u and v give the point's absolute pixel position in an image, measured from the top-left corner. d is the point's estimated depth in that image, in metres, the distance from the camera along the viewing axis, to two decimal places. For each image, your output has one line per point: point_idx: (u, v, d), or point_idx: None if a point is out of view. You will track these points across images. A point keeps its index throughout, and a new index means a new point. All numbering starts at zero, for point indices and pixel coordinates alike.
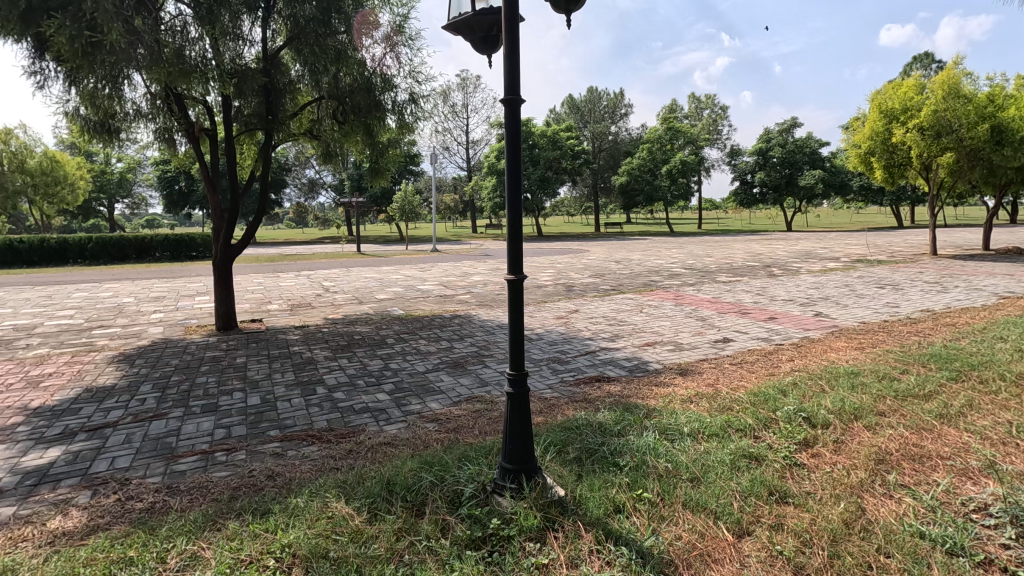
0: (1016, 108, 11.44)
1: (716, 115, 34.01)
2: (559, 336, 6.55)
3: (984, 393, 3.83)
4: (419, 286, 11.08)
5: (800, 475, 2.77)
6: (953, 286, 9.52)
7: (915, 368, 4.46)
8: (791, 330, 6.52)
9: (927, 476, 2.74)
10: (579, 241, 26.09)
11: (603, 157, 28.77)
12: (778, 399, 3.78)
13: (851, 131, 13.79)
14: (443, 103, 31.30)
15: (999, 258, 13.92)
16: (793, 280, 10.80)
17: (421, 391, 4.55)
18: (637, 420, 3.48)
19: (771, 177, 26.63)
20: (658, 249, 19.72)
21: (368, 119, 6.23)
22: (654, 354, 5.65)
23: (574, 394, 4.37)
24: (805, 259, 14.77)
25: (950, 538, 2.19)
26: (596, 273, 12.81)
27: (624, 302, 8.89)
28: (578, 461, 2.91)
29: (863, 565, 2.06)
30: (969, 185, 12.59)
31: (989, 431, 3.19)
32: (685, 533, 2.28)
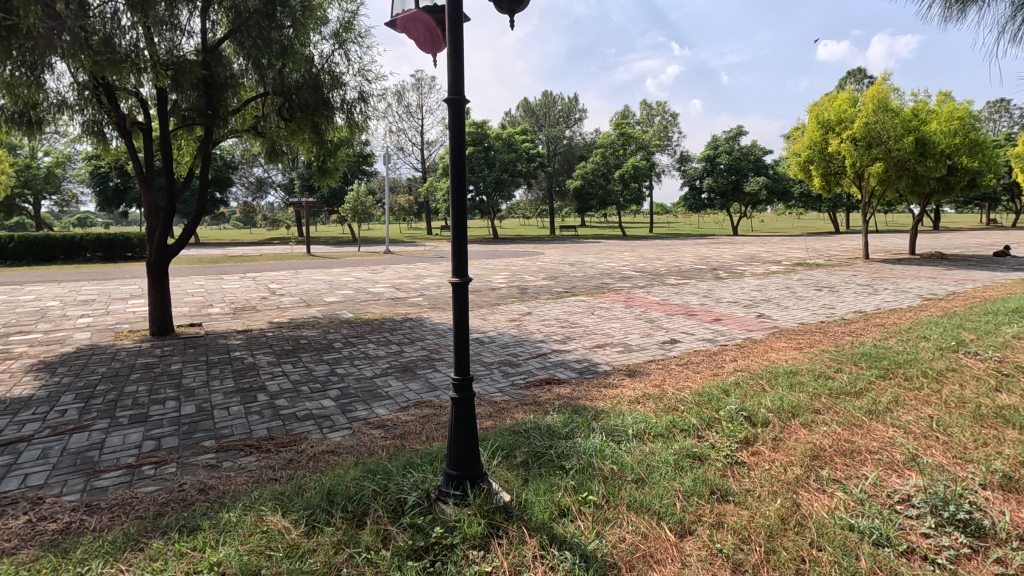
0: (938, 122, 12.22)
1: (666, 122, 35.08)
2: (512, 338, 6.54)
3: (909, 389, 4.05)
4: (371, 289, 10.86)
5: (740, 473, 2.83)
6: (883, 289, 10.09)
7: (847, 367, 4.67)
8: (734, 331, 6.73)
9: (857, 470, 2.86)
10: (533, 244, 26.30)
11: (558, 159, 29.31)
12: (720, 399, 3.88)
13: (791, 140, 14.45)
14: (398, 103, 30.92)
15: (923, 261, 14.86)
16: (738, 283, 11.22)
17: (368, 396, 4.43)
18: (584, 422, 3.49)
19: (718, 184, 27.67)
20: (611, 252, 20.10)
21: (315, 117, 6.01)
22: (604, 356, 5.72)
23: (524, 397, 4.35)
24: (749, 262, 15.40)
25: (876, 529, 2.28)
26: (551, 275, 12.91)
27: (576, 304, 8.99)
28: (524, 465, 2.88)
29: (797, 559, 2.11)
30: (897, 193, 13.37)
31: (913, 425, 3.37)
32: (628, 534, 2.29)
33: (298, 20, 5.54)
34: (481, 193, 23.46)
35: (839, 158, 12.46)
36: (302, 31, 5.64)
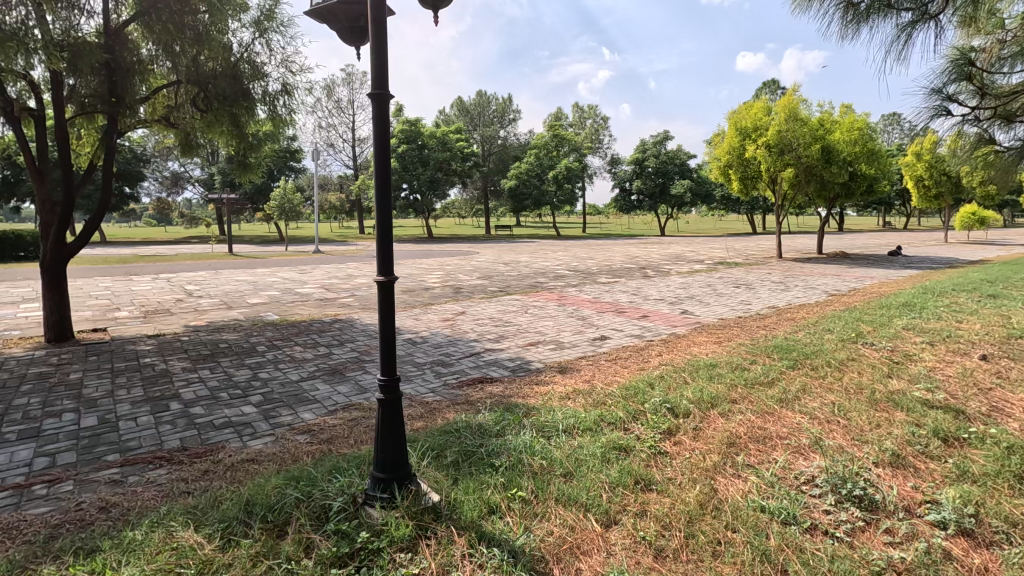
0: (841, 132, 13.28)
1: (598, 125, 36.05)
2: (445, 338, 6.49)
3: (815, 378, 4.37)
4: (298, 289, 10.43)
5: (663, 462, 2.95)
6: (794, 285, 10.85)
7: (761, 358, 4.98)
8: (660, 327, 7.00)
9: (768, 455, 3.06)
10: (468, 243, 26.19)
11: (493, 160, 29.28)
12: (645, 393, 4.03)
13: (713, 145, 15.25)
14: (328, 98, 29.92)
15: (828, 260, 16.13)
16: (664, 281, 11.68)
17: (293, 401, 4.25)
18: (515, 420, 3.52)
19: (646, 186, 28.78)
20: (545, 251, 20.39)
21: (233, 109, 5.67)
22: (536, 354, 5.78)
23: (456, 397, 4.32)
24: (674, 261, 16.12)
25: (784, 509, 2.44)
26: (485, 275, 12.93)
27: (510, 303, 9.05)
28: (455, 464, 2.86)
29: (714, 541, 2.23)
30: (806, 197, 14.40)
31: (818, 411, 3.65)
32: (557, 528, 2.33)
33: (214, 6, 5.22)
34: (415, 192, 23.09)
35: (755, 164, 13.29)
36: (219, 18, 5.32)
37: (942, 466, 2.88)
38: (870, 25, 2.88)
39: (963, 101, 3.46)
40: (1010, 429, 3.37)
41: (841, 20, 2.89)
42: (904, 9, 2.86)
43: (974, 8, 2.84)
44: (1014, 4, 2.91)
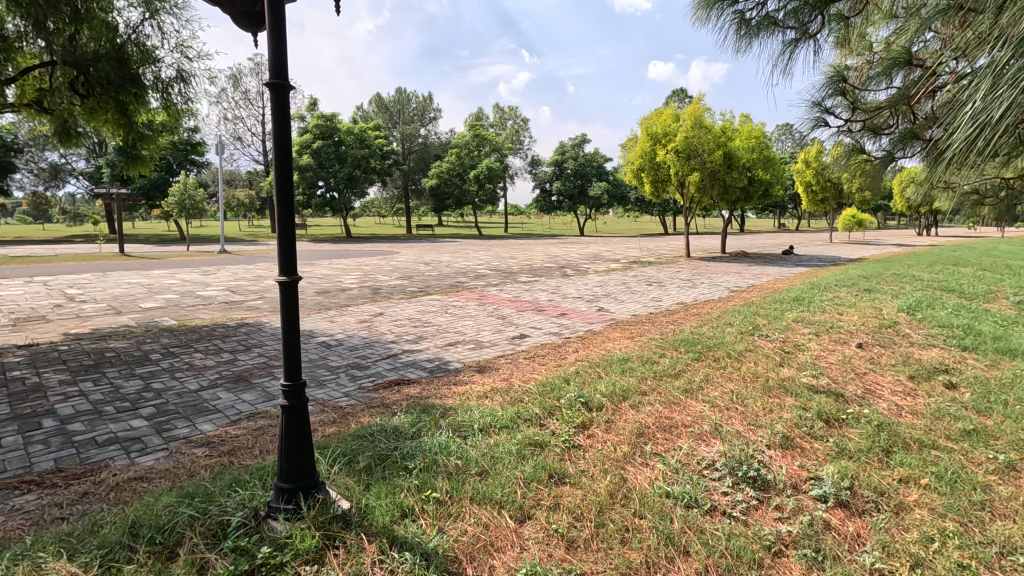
0: (740, 140, 14.29)
1: (518, 126, 36.46)
2: (361, 340, 6.28)
3: (717, 368, 4.66)
4: (200, 292, 9.70)
5: (576, 455, 3.02)
6: (700, 283, 11.53)
7: (669, 352, 5.24)
8: (577, 325, 7.19)
9: (674, 442, 3.22)
10: (388, 243, 25.57)
11: (413, 159, 28.82)
12: (561, 388, 4.12)
13: (626, 148, 15.86)
14: (234, 89, 28.09)
15: (731, 259, 17.32)
16: (581, 279, 12.02)
17: (191, 412, 3.93)
18: (431, 421, 3.47)
19: (566, 187, 29.48)
20: (467, 251, 20.40)
21: (120, 95, 5.12)
22: (455, 353, 5.74)
23: (372, 400, 4.19)
24: (592, 260, 16.64)
25: (687, 493, 2.58)
26: (405, 275, 12.67)
27: (430, 303, 8.92)
28: (367, 469, 2.76)
29: (622, 529, 2.31)
30: (711, 199, 15.37)
31: (719, 399, 3.90)
32: (470, 527, 2.32)
33: None
34: (332, 190, 22.18)
35: (664, 167, 14.01)
36: None
37: (824, 444, 3.18)
38: (760, 41, 3.10)
39: (838, 114, 3.84)
40: (879, 408, 3.79)
41: (735, 34, 3.11)
42: (788, 27, 3.09)
43: (846, 30, 3.16)
44: (880, 30, 3.26)
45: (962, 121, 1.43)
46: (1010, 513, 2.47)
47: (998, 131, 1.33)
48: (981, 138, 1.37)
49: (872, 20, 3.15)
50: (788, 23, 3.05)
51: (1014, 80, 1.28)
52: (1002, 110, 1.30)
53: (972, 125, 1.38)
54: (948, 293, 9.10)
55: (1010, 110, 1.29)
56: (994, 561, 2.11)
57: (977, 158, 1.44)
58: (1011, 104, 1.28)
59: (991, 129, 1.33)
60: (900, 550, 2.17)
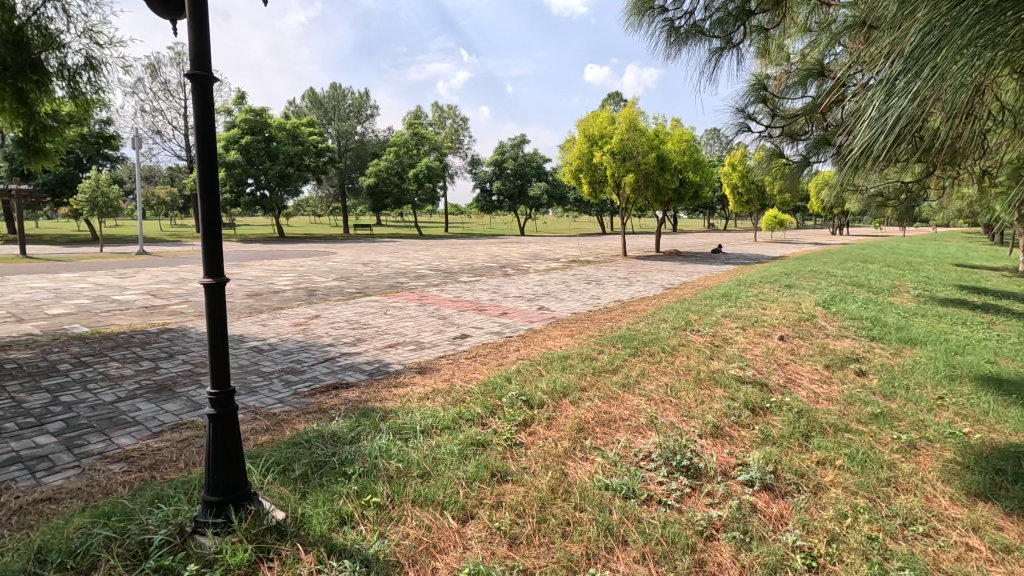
0: (672, 143, 14.88)
1: (458, 125, 36.31)
2: (296, 343, 6.06)
3: (652, 363, 4.83)
4: (115, 296, 9.01)
5: (518, 453, 3.05)
6: (636, 281, 11.90)
7: (608, 348, 5.38)
8: (519, 324, 7.25)
9: (612, 436, 3.31)
10: (324, 243, 24.78)
11: (349, 157, 28.07)
12: (503, 387, 4.14)
13: (564, 150, 16.14)
14: (153, 79, 26.33)
15: (665, 257, 17.99)
16: (522, 278, 12.13)
17: (106, 426, 3.65)
18: (371, 424, 3.39)
19: (506, 186, 29.66)
20: (406, 251, 20.10)
21: (18, 83, 4.67)
22: (395, 355, 5.64)
23: (308, 406, 4.05)
24: (532, 260, 16.82)
25: (625, 485, 2.67)
26: (342, 276, 12.33)
27: (369, 304, 8.72)
28: (303, 478, 2.67)
29: (563, 523, 2.35)
30: (645, 200, 15.91)
31: (654, 392, 4.05)
32: (412, 529, 2.29)
33: None
34: (263, 188, 21.22)
35: (601, 168, 14.38)
36: None
37: (750, 432, 3.36)
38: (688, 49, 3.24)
39: (759, 119, 4.09)
40: (799, 396, 4.06)
41: (665, 40, 3.23)
42: (714, 36, 3.22)
43: (766, 41, 3.37)
44: (796, 42, 3.49)
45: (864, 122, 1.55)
46: (911, 488, 2.71)
47: (889, 134, 1.47)
48: (876, 140, 1.51)
49: (788, 33, 3.37)
50: (713, 33, 3.19)
51: (905, 91, 1.41)
52: (891, 115, 1.43)
53: (870, 128, 1.51)
54: (857, 288, 9.88)
55: (896, 116, 1.43)
56: (898, 532, 2.31)
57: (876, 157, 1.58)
58: (898, 110, 1.41)
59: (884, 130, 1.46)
60: (818, 527, 2.34)
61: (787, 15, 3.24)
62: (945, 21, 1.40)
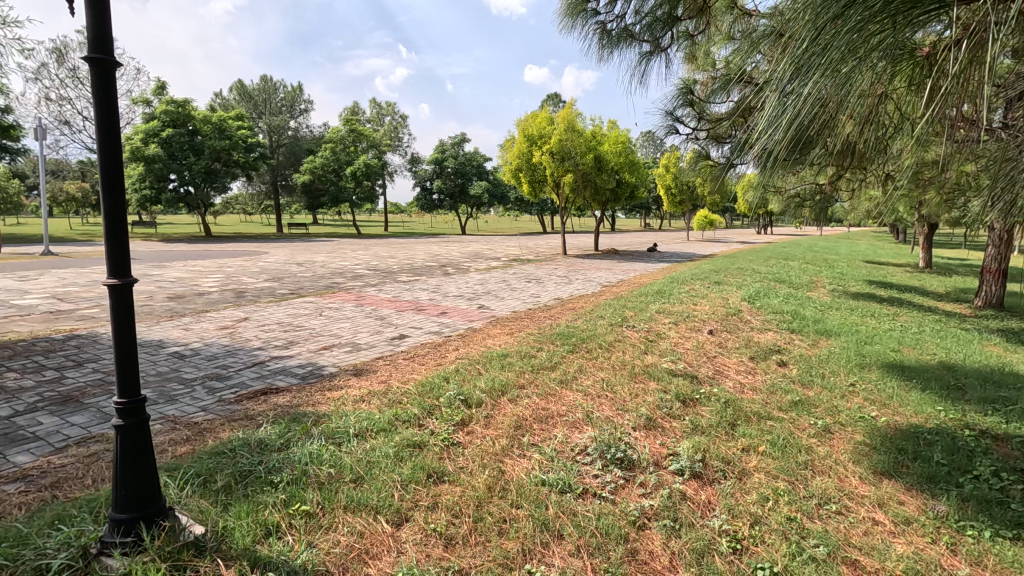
0: (609, 144, 15.23)
1: (397, 122, 35.65)
2: (221, 348, 5.74)
3: (589, 359, 4.92)
4: (15, 301, 8.21)
5: (456, 453, 3.01)
6: (575, 279, 12.11)
7: (546, 345, 5.44)
8: (458, 323, 7.19)
9: (550, 432, 3.35)
10: (256, 242, 23.66)
11: (282, 152, 26.93)
12: (441, 387, 4.10)
13: (504, 149, 16.18)
14: (59, 65, 24.20)
15: (602, 255, 18.42)
16: (463, 278, 12.06)
17: (1, 442, 3.32)
18: (302, 429, 3.25)
19: (446, 185, 29.41)
20: (344, 250, 19.59)
21: None
22: (330, 358, 5.45)
23: (234, 413, 3.83)
24: (472, 259, 16.78)
25: (561, 479, 2.70)
26: (273, 276, 11.82)
27: (302, 305, 8.40)
28: (226, 488, 2.52)
29: (500, 520, 2.35)
30: (584, 200, 16.21)
31: (591, 387, 4.12)
32: (344, 536, 2.21)
33: None
34: (186, 184, 19.99)
35: (541, 168, 14.52)
36: None
37: (681, 423, 3.49)
38: (619, 51, 3.32)
39: (686, 122, 4.26)
40: (726, 387, 4.26)
41: (598, 43, 3.30)
42: (644, 40, 3.31)
43: (692, 47, 3.53)
44: (720, 49, 3.65)
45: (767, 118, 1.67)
46: (826, 469, 2.90)
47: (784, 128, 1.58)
48: (775, 135, 1.62)
49: (714, 40, 3.52)
50: (643, 37, 3.27)
51: (798, 91, 1.52)
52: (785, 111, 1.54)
53: (770, 123, 1.62)
54: (780, 284, 10.48)
55: (791, 111, 1.54)
56: (814, 511, 2.46)
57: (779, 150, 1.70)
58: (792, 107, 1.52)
59: (780, 126, 1.59)
60: (742, 510, 2.45)
61: (711, 24, 3.39)
62: (832, 28, 1.52)
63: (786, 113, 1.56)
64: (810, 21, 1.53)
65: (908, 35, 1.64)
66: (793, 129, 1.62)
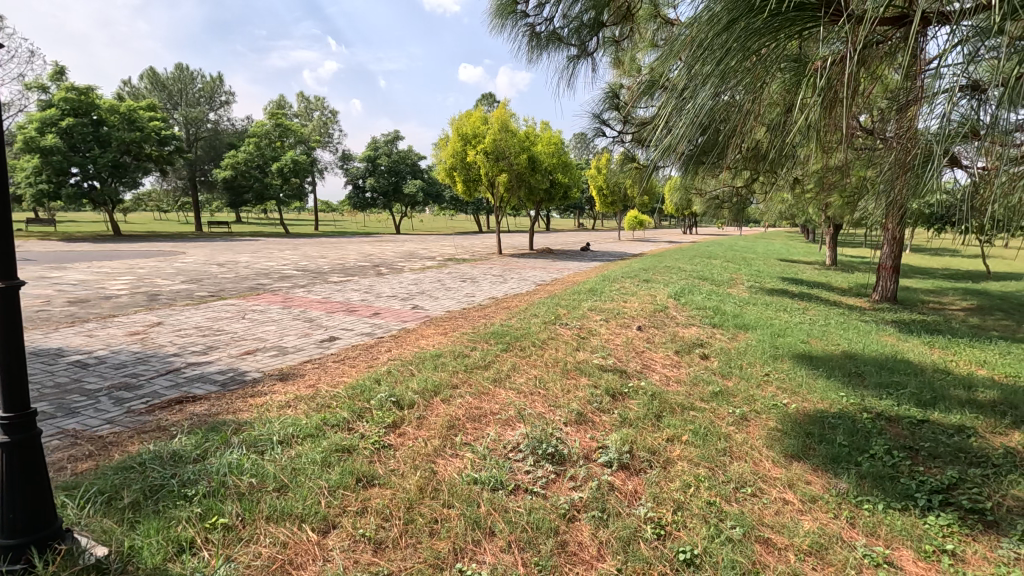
0: (542, 145, 15.45)
1: (327, 117, 34.53)
2: (131, 355, 5.33)
3: (522, 357, 4.97)
4: None
5: (386, 455, 2.96)
6: (511, 278, 12.20)
7: (480, 345, 5.43)
8: (391, 324, 7.07)
9: (483, 430, 3.36)
10: (172, 242, 22.12)
11: (201, 146, 25.31)
12: (372, 389, 4.01)
13: (438, 148, 16.02)
14: None
15: (538, 255, 18.66)
16: (397, 278, 11.84)
17: None
18: (221, 439, 3.08)
19: (380, 184, 28.77)
20: (270, 250, 18.72)
21: None
22: (253, 362, 5.20)
23: (144, 424, 3.56)
24: (407, 258, 16.52)
25: (493, 477, 2.71)
26: (191, 278, 11.11)
27: (224, 308, 7.95)
28: (133, 506, 2.34)
29: (431, 521, 2.33)
30: (518, 200, 16.34)
31: (524, 385, 4.18)
32: (265, 548, 2.12)
33: None
34: (91, 178, 18.37)
35: (475, 167, 14.49)
36: None
37: (610, 416, 3.60)
38: (547, 54, 3.39)
39: (612, 125, 4.43)
40: (653, 380, 4.45)
41: (526, 45, 3.35)
42: (571, 44, 3.39)
43: (617, 52, 3.67)
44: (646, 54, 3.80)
45: (670, 124, 1.76)
46: (743, 455, 3.09)
47: (687, 133, 1.68)
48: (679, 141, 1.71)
49: (638, 47, 3.65)
50: (570, 40, 3.36)
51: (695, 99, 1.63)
52: (685, 118, 1.63)
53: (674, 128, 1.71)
54: (703, 281, 11.04)
55: (690, 118, 1.63)
56: (731, 495, 2.62)
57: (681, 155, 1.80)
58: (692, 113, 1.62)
59: (680, 132, 1.68)
60: (666, 498, 2.56)
61: (635, 31, 3.53)
62: (729, 42, 1.62)
63: (684, 120, 1.65)
64: (707, 32, 1.62)
65: (795, 49, 1.76)
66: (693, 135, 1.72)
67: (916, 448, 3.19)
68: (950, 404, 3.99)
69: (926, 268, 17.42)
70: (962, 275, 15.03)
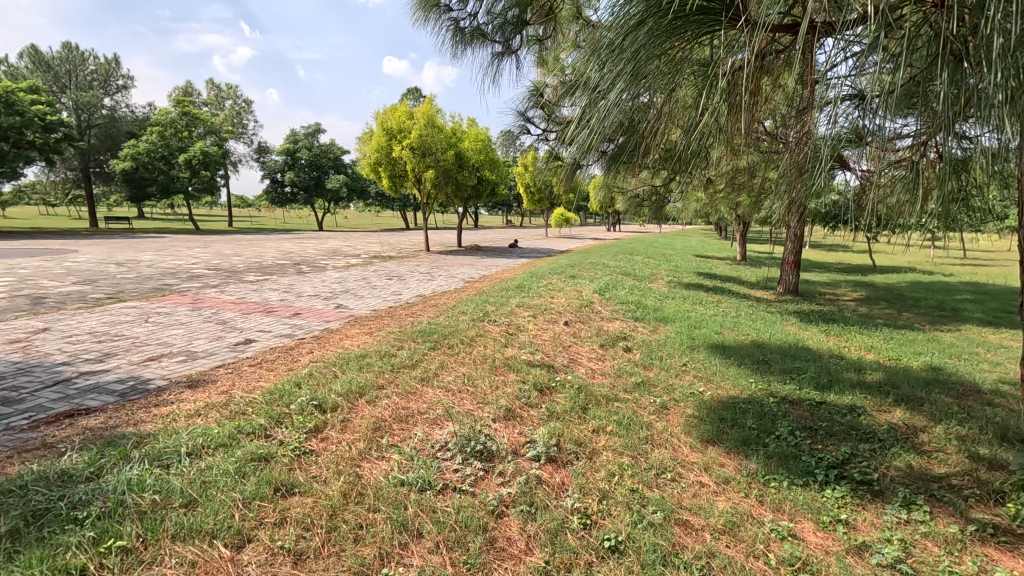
0: (469, 141, 15.38)
1: (240, 107, 32.56)
2: (10, 365, 4.76)
3: (451, 355, 4.93)
4: None
5: (307, 462, 2.82)
6: (439, 275, 12.07)
7: (407, 343, 5.32)
8: (313, 324, 6.78)
9: (410, 431, 3.29)
10: (61, 239, 20.02)
11: (94, 134, 23.07)
12: (292, 393, 3.81)
13: (361, 142, 15.52)
14: None
15: (465, 251, 18.58)
16: (319, 276, 11.36)
17: None
18: (120, 453, 2.81)
19: (300, 178, 27.51)
20: (177, 248, 17.39)
21: None
22: (158, 369, 4.80)
23: (27, 442, 3.18)
24: (329, 256, 15.94)
25: (421, 478, 2.66)
26: (84, 279, 10.09)
27: (123, 311, 7.28)
28: (11, 535, 2.07)
29: (355, 528, 2.25)
30: (446, 196, 16.17)
31: (452, 383, 4.14)
32: (170, 569, 1.96)
33: None
34: None
35: (401, 163, 14.16)
36: None
37: (538, 411, 3.64)
38: (472, 50, 3.36)
39: (536, 124, 4.47)
40: (579, 373, 4.56)
41: (450, 39, 3.31)
42: (496, 40, 3.38)
43: (541, 51, 3.71)
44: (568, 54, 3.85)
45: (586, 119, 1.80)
46: (663, 442, 3.22)
47: (601, 127, 1.73)
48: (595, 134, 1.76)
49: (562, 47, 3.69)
50: (494, 37, 3.35)
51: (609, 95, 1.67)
52: (599, 113, 1.68)
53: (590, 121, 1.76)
54: (626, 277, 11.41)
55: (604, 113, 1.68)
56: (653, 481, 2.72)
57: (597, 150, 1.84)
58: (605, 108, 1.66)
59: (593, 126, 1.73)
60: (592, 488, 2.62)
61: (558, 31, 3.58)
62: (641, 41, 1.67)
63: (598, 115, 1.69)
64: (621, 30, 1.66)
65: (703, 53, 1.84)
66: (608, 130, 1.77)
67: (815, 428, 3.47)
68: (843, 386, 4.37)
69: (822, 262, 19.08)
70: (853, 268, 16.58)
